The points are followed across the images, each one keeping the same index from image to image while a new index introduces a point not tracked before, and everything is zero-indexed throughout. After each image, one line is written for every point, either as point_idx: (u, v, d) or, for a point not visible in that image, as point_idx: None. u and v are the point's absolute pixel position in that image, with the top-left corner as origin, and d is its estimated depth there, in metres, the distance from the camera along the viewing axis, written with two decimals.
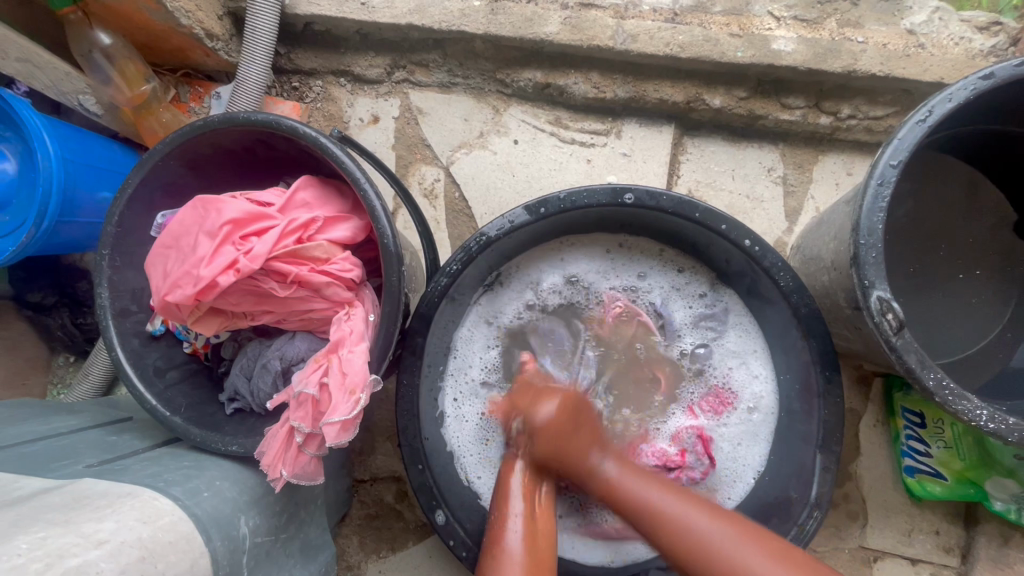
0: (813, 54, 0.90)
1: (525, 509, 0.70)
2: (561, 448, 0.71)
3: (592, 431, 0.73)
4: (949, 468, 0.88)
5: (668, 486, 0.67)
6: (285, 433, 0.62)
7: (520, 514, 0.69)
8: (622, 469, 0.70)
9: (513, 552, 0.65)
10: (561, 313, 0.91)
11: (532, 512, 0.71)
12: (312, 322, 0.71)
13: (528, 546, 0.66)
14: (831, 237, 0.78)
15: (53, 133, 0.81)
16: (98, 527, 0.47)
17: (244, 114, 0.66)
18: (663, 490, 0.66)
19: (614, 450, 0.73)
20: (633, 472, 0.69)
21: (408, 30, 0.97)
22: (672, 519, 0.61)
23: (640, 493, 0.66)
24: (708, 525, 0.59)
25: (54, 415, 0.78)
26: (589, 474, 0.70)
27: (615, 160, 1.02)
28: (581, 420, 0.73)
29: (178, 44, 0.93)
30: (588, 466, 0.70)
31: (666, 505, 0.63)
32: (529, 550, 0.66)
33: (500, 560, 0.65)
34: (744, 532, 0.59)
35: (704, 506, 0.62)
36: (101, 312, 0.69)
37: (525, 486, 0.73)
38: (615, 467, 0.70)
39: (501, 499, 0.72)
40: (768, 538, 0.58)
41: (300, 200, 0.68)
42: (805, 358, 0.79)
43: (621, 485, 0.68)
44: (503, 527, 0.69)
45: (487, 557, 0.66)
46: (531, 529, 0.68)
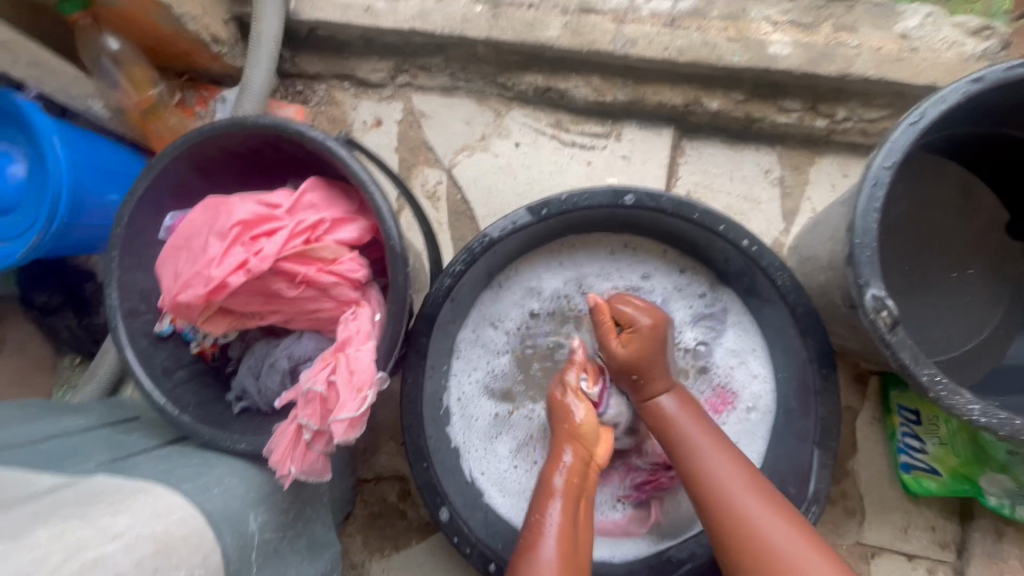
0: (808, 58, 0.92)
1: (563, 508, 0.70)
2: (629, 366, 0.79)
3: (664, 368, 0.79)
4: (944, 464, 0.89)
5: (725, 446, 0.72)
6: (293, 430, 0.64)
7: (557, 526, 0.68)
8: (680, 406, 0.77)
9: (549, 559, 0.65)
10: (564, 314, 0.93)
11: (574, 513, 0.70)
12: (320, 322, 0.72)
13: (563, 551, 0.66)
14: (827, 237, 0.80)
15: (62, 137, 0.83)
16: (113, 521, 0.48)
17: (252, 117, 0.67)
18: (726, 454, 0.71)
19: (676, 387, 0.79)
20: (692, 412, 0.77)
21: (411, 35, 0.99)
22: (720, 489, 0.68)
23: (702, 446, 0.72)
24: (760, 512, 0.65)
25: (63, 415, 0.79)
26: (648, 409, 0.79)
27: (615, 162, 1.04)
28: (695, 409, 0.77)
29: (184, 48, 0.94)
30: (652, 398, 0.79)
31: (720, 473, 0.69)
32: (565, 554, 0.66)
33: (535, 564, 0.65)
34: (778, 506, 0.66)
35: (743, 468, 0.70)
36: (111, 312, 0.70)
37: (571, 490, 0.72)
38: (677, 390, 0.79)
39: (545, 490, 0.72)
40: (801, 520, 0.65)
41: (307, 202, 0.69)
42: (802, 357, 0.80)
43: (680, 422, 0.75)
44: (541, 525, 0.69)
45: (521, 559, 0.66)
46: (568, 531, 0.68)
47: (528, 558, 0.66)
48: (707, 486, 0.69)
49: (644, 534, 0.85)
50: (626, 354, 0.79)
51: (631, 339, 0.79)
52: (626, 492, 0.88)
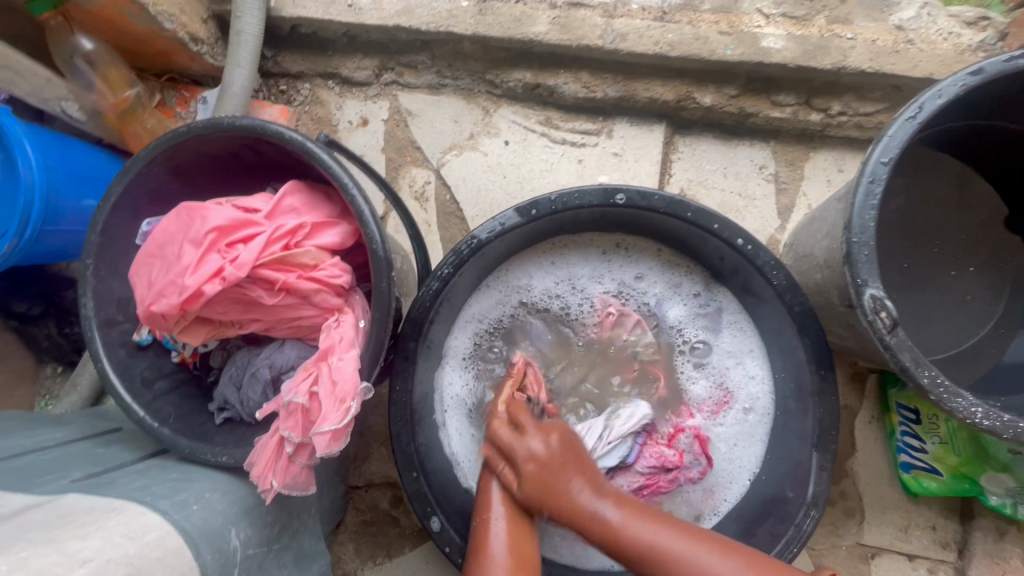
0: (802, 51, 0.90)
1: (504, 512, 0.68)
2: (542, 487, 0.66)
3: (577, 471, 0.67)
4: (944, 463, 0.88)
5: (679, 527, 0.61)
6: (275, 444, 0.61)
7: (501, 513, 0.68)
8: (624, 513, 0.63)
9: (497, 558, 0.64)
10: (559, 315, 0.91)
11: (513, 520, 0.68)
12: (302, 329, 0.69)
13: (512, 552, 0.65)
14: (824, 235, 0.78)
15: (34, 141, 0.80)
16: (82, 545, 0.46)
17: (229, 119, 0.65)
18: (682, 538, 0.60)
19: (610, 489, 0.66)
20: (637, 512, 0.63)
21: (396, 32, 0.96)
22: (680, 569, 0.58)
23: (656, 547, 0.60)
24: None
25: (40, 428, 0.76)
26: (577, 510, 0.64)
27: (607, 160, 1.02)
28: (580, 464, 0.67)
29: (162, 48, 0.92)
30: (568, 498, 0.65)
31: (690, 567, 0.58)
32: (516, 557, 0.65)
33: (484, 565, 0.64)
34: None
35: (741, 560, 0.57)
36: (87, 322, 0.68)
37: (510, 492, 0.70)
38: (611, 510, 0.64)
39: (485, 500, 0.70)
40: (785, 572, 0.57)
41: (288, 206, 0.67)
42: (799, 357, 0.78)
43: (625, 531, 0.61)
44: (486, 532, 0.67)
45: (472, 562, 0.65)
46: (512, 533, 0.67)
47: (476, 561, 0.65)
48: (616, 542, 0.62)
49: None
50: (541, 450, 0.67)
51: (536, 444, 0.68)
52: None
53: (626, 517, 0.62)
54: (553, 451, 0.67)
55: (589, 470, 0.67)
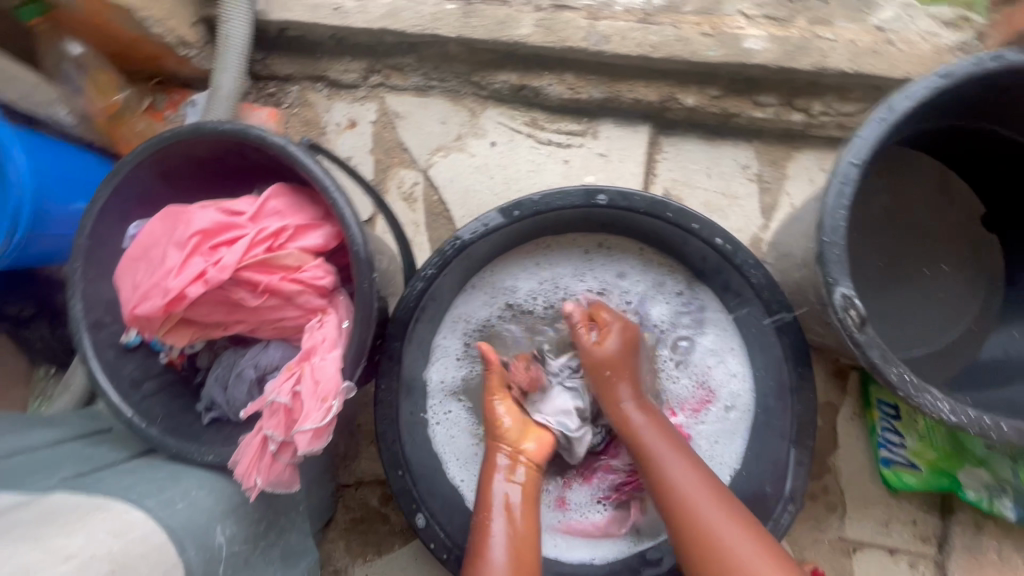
0: (783, 52, 0.91)
1: (506, 514, 0.74)
2: (611, 366, 0.81)
3: (628, 372, 0.81)
4: (923, 459, 0.89)
5: (688, 454, 0.74)
6: (258, 442, 0.62)
7: (501, 513, 0.74)
8: (648, 419, 0.78)
9: (497, 559, 0.69)
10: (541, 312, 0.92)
11: (513, 520, 0.73)
12: (286, 330, 0.71)
13: (511, 554, 0.70)
14: (802, 234, 0.79)
15: (22, 145, 0.81)
16: (66, 542, 0.47)
17: (213, 124, 0.66)
18: (675, 449, 0.74)
19: (645, 399, 0.80)
20: (658, 426, 0.77)
21: (382, 35, 0.97)
22: (667, 480, 0.72)
23: (660, 449, 0.74)
24: (716, 516, 0.68)
25: (31, 429, 0.78)
26: (617, 410, 0.79)
27: (592, 160, 1.03)
28: (631, 363, 0.82)
29: (150, 51, 0.93)
30: (615, 402, 0.80)
31: (680, 480, 0.71)
32: (514, 559, 0.69)
33: (484, 565, 0.69)
34: (746, 527, 0.67)
35: (702, 473, 0.72)
36: (75, 324, 0.69)
37: (508, 499, 0.75)
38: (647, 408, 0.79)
39: (484, 502, 0.75)
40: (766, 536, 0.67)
41: (271, 209, 0.68)
42: (779, 354, 0.80)
43: (645, 434, 0.76)
44: (485, 537, 0.72)
45: (472, 564, 0.70)
46: (511, 534, 0.72)
47: (473, 564, 0.70)
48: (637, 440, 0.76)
49: (623, 535, 0.84)
50: (614, 348, 0.81)
51: (612, 342, 0.81)
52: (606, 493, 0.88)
53: (645, 422, 0.77)
54: (615, 350, 0.81)
55: (632, 368, 0.82)
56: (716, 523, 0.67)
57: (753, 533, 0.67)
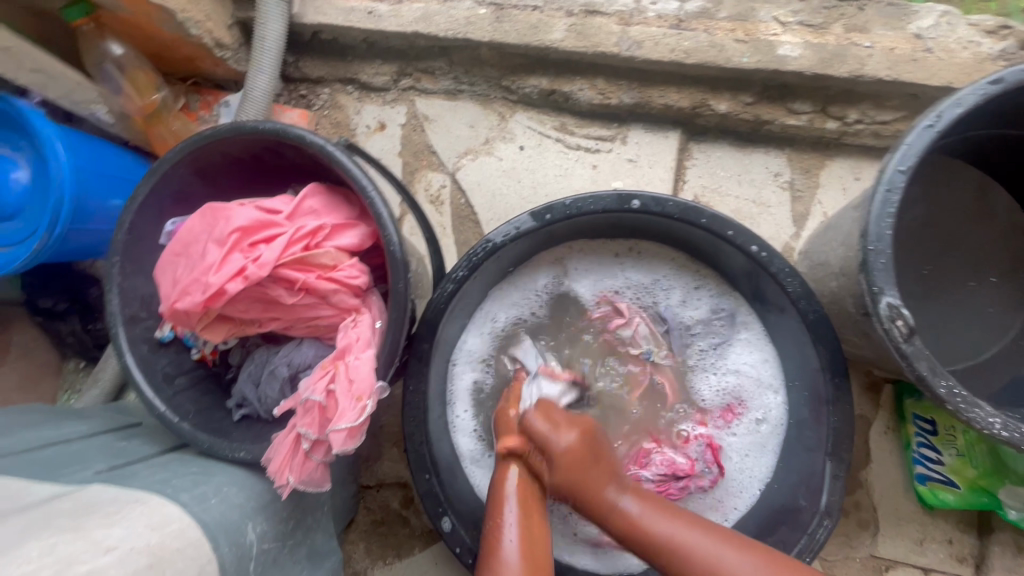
0: (819, 59, 0.90)
1: (520, 507, 0.64)
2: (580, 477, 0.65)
3: (604, 469, 0.66)
4: (961, 476, 0.87)
5: (687, 518, 0.61)
6: (291, 440, 0.62)
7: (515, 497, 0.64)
8: (637, 501, 0.64)
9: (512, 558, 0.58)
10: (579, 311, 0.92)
11: (530, 519, 0.63)
12: (320, 329, 0.70)
13: (527, 555, 0.59)
14: (839, 242, 0.78)
15: (65, 142, 0.82)
16: (107, 534, 0.47)
17: (253, 123, 0.67)
18: (693, 524, 0.60)
19: (632, 486, 0.66)
20: (651, 504, 0.64)
21: (414, 38, 0.98)
22: (664, 542, 0.59)
23: (675, 531, 0.60)
24: (738, 565, 0.56)
25: (65, 422, 0.79)
26: (593, 493, 0.64)
27: (622, 166, 1.03)
28: (598, 461, 0.66)
29: (187, 53, 0.95)
30: (595, 489, 0.65)
31: (693, 545, 0.58)
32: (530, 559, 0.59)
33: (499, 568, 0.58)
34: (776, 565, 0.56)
35: (723, 533, 0.59)
36: (112, 318, 0.70)
37: (522, 486, 0.66)
38: (607, 465, 0.67)
39: (497, 493, 0.65)
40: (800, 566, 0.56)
41: (308, 208, 0.68)
42: (814, 364, 0.78)
43: (641, 519, 0.62)
44: (498, 534, 0.61)
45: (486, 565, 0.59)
46: (527, 534, 0.61)
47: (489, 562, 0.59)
48: (628, 518, 0.63)
49: None
50: (569, 443, 0.66)
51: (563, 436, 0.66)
52: None
53: (642, 509, 0.63)
54: (589, 433, 0.68)
55: (599, 466, 0.66)
56: (717, 555, 0.57)
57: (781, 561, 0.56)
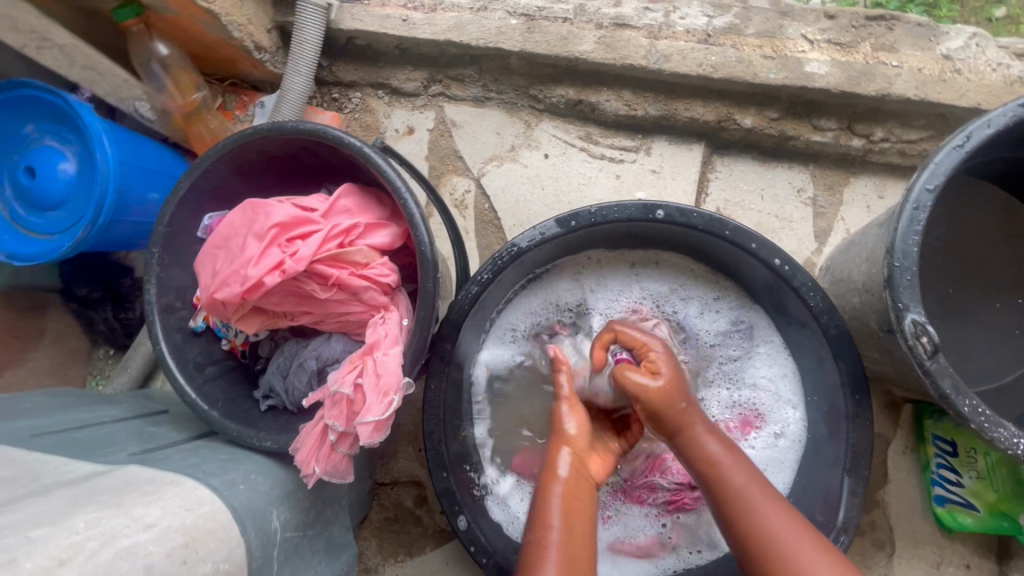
0: (846, 77, 0.91)
1: (566, 522, 0.63)
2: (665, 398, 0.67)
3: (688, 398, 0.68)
4: (981, 499, 0.87)
5: (767, 487, 0.63)
6: (319, 431, 0.64)
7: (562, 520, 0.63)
8: (728, 451, 0.66)
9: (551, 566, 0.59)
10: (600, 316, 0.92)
11: (576, 538, 0.62)
12: (349, 325, 0.72)
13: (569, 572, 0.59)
14: (863, 258, 0.78)
15: (111, 136, 0.85)
16: (146, 511, 0.49)
17: (293, 123, 0.69)
18: (760, 487, 0.63)
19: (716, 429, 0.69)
20: (738, 454, 0.66)
21: (446, 46, 1.01)
22: (735, 496, 0.62)
23: (745, 488, 0.63)
24: (785, 529, 0.59)
25: (97, 406, 0.82)
26: (688, 437, 0.67)
27: (645, 176, 1.04)
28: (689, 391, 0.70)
29: (227, 54, 0.98)
30: (689, 430, 0.67)
31: (760, 509, 0.61)
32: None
33: None
34: (818, 544, 0.58)
35: (794, 515, 0.61)
36: (149, 307, 0.73)
37: (570, 498, 0.66)
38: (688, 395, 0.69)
39: (541, 514, 0.64)
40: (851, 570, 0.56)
41: (342, 206, 0.71)
42: (834, 380, 0.79)
43: (723, 466, 0.65)
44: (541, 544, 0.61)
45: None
46: (569, 542, 0.61)
47: None
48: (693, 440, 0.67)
49: (666, 556, 0.85)
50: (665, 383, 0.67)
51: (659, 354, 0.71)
52: (659, 512, 0.87)
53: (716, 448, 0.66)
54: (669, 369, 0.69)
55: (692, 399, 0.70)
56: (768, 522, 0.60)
57: (818, 541, 0.58)
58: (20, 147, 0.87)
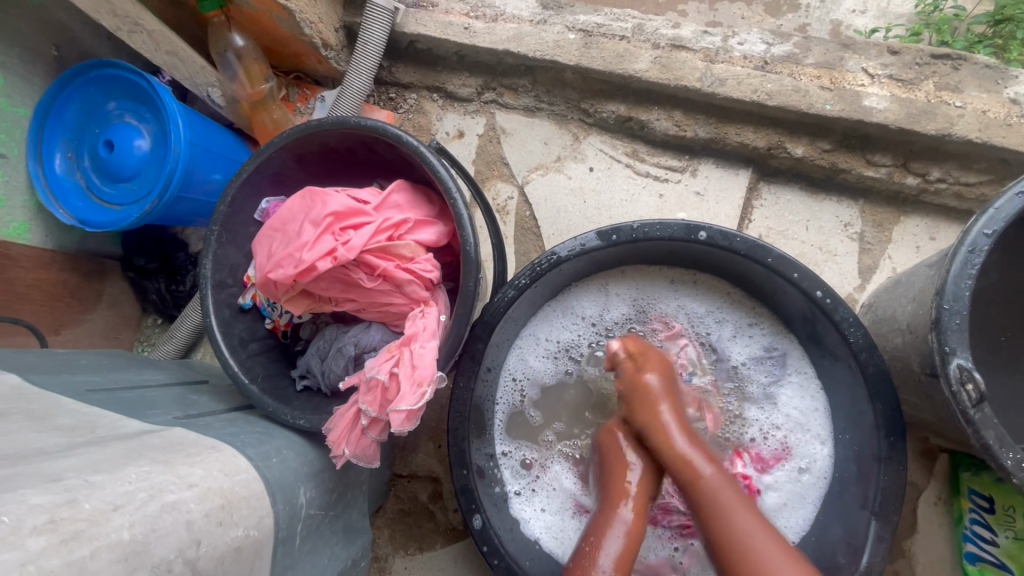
0: (906, 114, 0.89)
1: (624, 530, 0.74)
2: (641, 398, 0.81)
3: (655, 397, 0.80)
4: (1017, 563, 0.79)
5: (750, 505, 0.70)
6: (352, 414, 0.66)
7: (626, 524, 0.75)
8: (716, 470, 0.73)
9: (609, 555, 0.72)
10: (632, 331, 0.93)
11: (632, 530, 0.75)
12: (389, 316, 0.75)
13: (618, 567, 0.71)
14: (911, 299, 0.76)
15: (185, 118, 0.91)
16: (190, 471, 0.51)
17: (355, 119, 0.72)
18: (760, 525, 0.67)
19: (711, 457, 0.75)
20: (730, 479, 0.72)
21: (503, 55, 1.03)
22: (721, 509, 0.69)
23: (730, 506, 0.69)
24: (757, 535, 0.65)
25: (145, 371, 0.86)
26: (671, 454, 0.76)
27: (688, 198, 1.04)
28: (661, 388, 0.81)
29: (296, 49, 1.03)
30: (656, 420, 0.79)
31: (737, 520, 0.67)
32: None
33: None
34: (786, 549, 0.64)
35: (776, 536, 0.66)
36: (204, 281, 0.77)
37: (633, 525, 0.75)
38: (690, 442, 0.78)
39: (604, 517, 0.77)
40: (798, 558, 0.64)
41: (393, 202, 0.73)
42: (869, 421, 0.77)
43: (715, 486, 0.71)
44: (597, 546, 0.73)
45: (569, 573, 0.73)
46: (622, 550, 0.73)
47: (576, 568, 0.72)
48: (708, 488, 0.71)
49: None
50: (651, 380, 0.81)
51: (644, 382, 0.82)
52: (671, 535, 0.86)
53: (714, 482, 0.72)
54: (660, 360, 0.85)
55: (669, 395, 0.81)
56: (750, 532, 0.66)
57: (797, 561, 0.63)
58: (102, 122, 0.94)
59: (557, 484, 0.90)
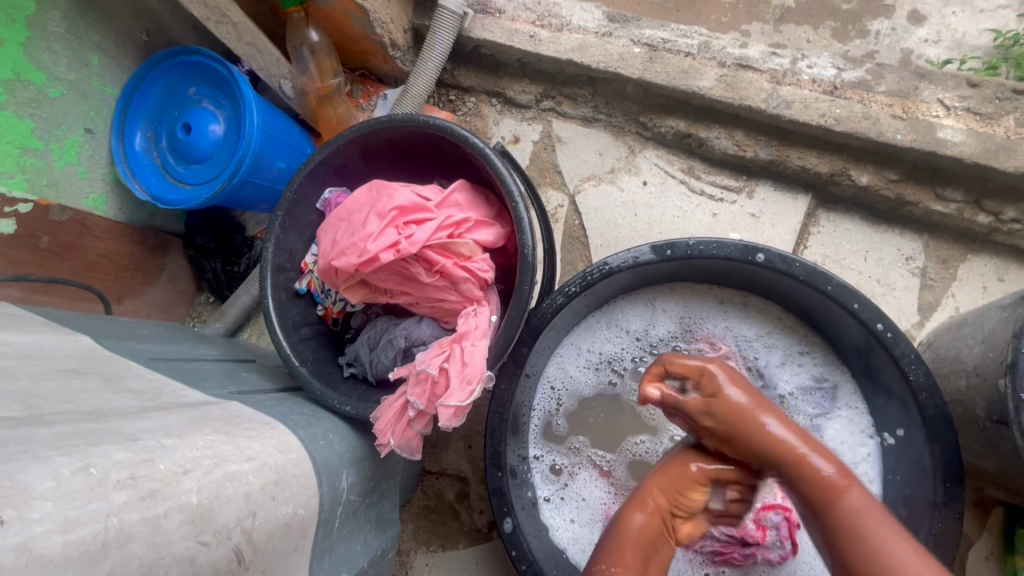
0: (983, 149, 0.86)
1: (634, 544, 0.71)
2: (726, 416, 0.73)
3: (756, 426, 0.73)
4: None
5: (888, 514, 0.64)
6: (400, 405, 0.67)
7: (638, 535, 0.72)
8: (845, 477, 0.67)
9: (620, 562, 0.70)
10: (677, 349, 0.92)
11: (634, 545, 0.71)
12: (440, 311, 0.76)
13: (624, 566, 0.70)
14: (980, 341, 0.73)
15: (259, 107, 0.94)
16: (248, 445, 0.53)
17: (424, 117, 0.74)
18: (898, 534, 0.62)
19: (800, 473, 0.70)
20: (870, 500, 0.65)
21: (566, 65, 1.03)
22: (844, 520, 0.65)
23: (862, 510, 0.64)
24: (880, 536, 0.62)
25: (199, 345, 0.90)
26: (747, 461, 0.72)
27: (743, 219, 1.03)
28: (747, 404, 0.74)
29: (364, 47, 1.07)
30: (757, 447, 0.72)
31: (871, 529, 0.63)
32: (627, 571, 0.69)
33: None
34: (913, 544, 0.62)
35: (916, 546, 0.61)
36: (264, 264, 0.79)
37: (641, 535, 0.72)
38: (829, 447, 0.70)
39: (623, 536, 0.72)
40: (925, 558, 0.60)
41: (455, 201, 0.75)
42: (925, 462, 0.74)
43: (860, 509, 0.65)
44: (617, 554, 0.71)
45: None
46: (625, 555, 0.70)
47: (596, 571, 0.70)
48: (844, 506, 0.65)
49: None
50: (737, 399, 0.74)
51: (732, 399, 0.74)
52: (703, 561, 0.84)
53: (855, 494, 0.65)
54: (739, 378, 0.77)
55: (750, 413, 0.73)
56: (880, 539, 0.62)
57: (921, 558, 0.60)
58: (181, 106, 0.99)
59: (587, 495, 0.89)
